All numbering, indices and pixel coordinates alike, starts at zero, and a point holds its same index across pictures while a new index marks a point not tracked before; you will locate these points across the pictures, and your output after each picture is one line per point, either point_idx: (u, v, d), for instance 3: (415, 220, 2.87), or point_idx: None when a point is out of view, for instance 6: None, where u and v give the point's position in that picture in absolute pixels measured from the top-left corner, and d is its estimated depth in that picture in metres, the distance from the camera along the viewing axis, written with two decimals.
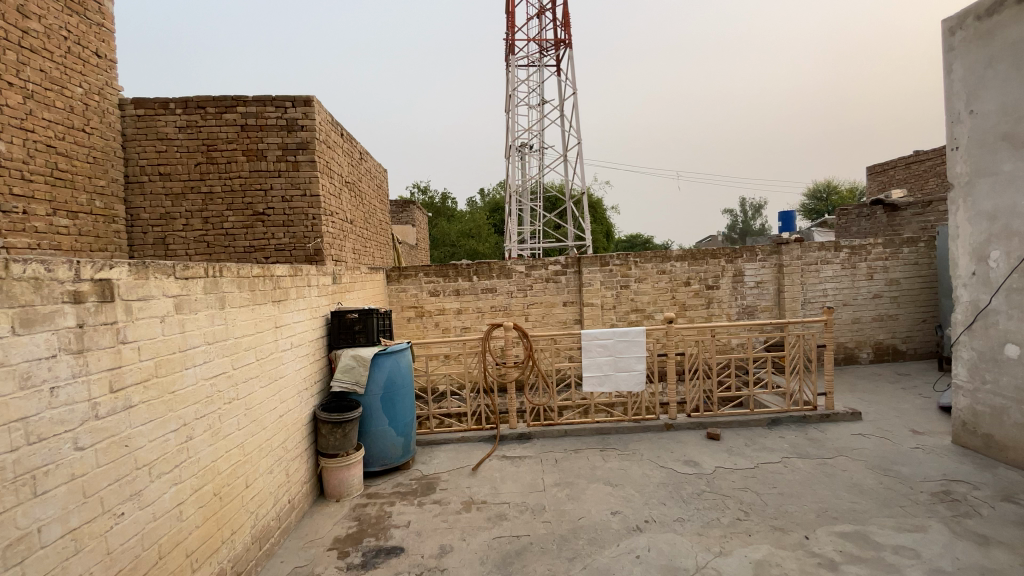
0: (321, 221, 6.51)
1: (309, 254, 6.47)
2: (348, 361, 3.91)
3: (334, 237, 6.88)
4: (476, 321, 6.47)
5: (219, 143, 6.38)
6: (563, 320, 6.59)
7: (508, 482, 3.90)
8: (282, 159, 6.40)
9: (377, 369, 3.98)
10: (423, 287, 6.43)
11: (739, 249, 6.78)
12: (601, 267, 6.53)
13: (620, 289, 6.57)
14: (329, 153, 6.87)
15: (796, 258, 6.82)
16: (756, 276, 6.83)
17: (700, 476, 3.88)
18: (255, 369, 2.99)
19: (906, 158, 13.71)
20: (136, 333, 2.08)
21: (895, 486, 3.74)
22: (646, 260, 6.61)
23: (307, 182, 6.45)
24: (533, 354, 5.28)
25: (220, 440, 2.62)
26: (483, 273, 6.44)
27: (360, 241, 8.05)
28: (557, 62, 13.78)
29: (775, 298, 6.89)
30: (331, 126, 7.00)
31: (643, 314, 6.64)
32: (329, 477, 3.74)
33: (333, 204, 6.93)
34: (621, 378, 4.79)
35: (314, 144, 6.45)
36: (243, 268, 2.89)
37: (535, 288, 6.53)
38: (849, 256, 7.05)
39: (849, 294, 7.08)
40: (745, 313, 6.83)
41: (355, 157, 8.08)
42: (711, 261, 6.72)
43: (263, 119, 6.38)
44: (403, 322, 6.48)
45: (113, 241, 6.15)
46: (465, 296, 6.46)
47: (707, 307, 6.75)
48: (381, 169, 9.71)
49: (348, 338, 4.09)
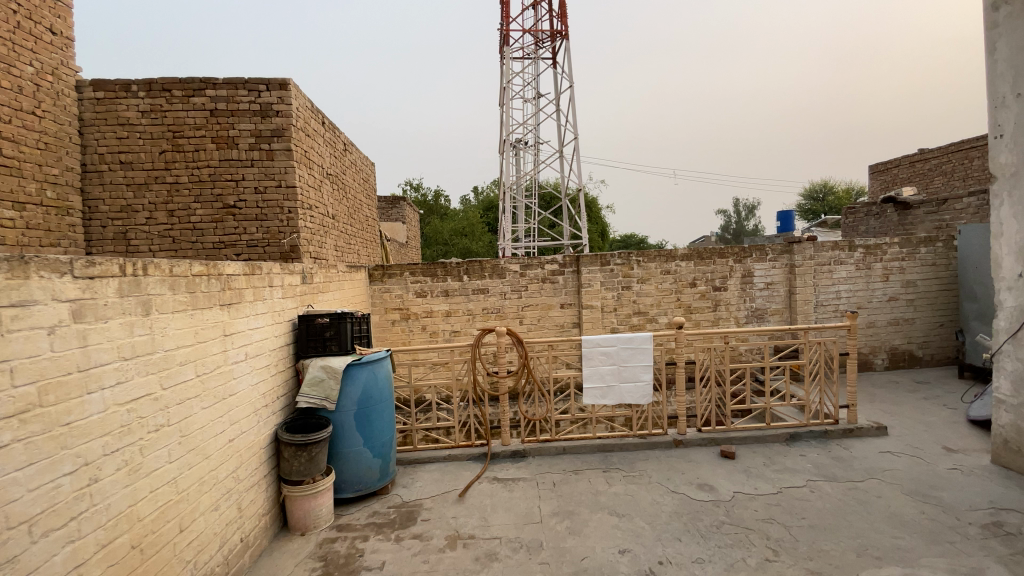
0: (297, 215, 5.97)
1: (284, 251, 5.93)
2: (316, 373, 3.42)
3: (314, 233, 6.35)
4: (466, 324, 5.98)
5: (186, 130, 5.85)
6: (560, 323, 6.11)
7: (499, 510, 3.42)
8: (255, 147, 5.87)
9: (352, 382, 3.50)
10: (409, 287, 5.92)
11: (748, 248, 6.33)
12: (602, 267, 6.06)
13: (622, 291, 6.10)
14: (308, 142, 6.35)
15: (809, 258, 6.38)
16: (766, 278, 6.39)
17: (718, 504, 3.41)
18: (194, 388, 2.49)
19: (910, 157, 13.37)
20: (7, 350, 1.57)
21: (940, 516, 3.30)
22: (649, 259, 6.14)
23: (283, 173, 5.91)
24: (528, 362, 4.78)
25: (141, 479, 2.12)
26: (474, 273, 5.95)
27: (342, 238, 7.53)
28: (554, 54, 13.28)
29: (786, 301, 6.45)
30: (311, 113, 6.48)
31: (646, 317, 6.18)
32: (293, 507, 3.25)
33: (312, 197, 6.40)
34: (626, 390, 4.31)
35: (291, 131, 5.93)
36: (180, 265, 2.39)
37: (530, 289, 6.04)
38: (864, 256, 6.63)
39: (864, 297, 6.65)
40: (754, 317, 6.38)
41: (338, 148, 7.57)
42: (718, 260, 6.26)
43: (234, 103, 5.85)
44: (386, 325, 5.95)
45: (67, 235, 5.59)
46: (455, 298, 5.96)
47: (714, 310, 6.29)
48: (366, 161, 9.20)
49: (317, 347, 3.59)
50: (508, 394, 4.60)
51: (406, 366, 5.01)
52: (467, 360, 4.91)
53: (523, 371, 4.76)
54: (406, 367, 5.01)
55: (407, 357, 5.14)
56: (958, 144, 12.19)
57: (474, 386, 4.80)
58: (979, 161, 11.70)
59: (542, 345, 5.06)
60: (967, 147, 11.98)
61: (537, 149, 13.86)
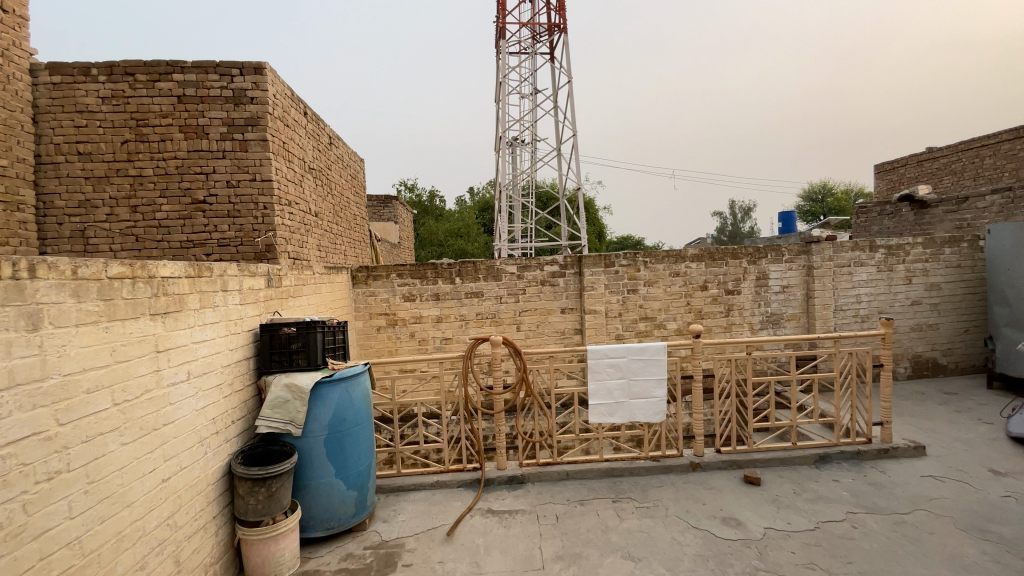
0: (273, 211, 5.44)
1: (258, 250, 5.40)
2: (280, 392, 2.94)
3: (292, 231, 5.82)
4: (458, 330, 5.49)
5: (151, 117, 5.34)
6: (560, 329, 5.62)
7: (494, 553, 2.92)
8: (227, 137, 5.35)
9: (322, 403, 3.00)
10: (397, 291, 5.42)
11: (763, 249, 5.87)
12: (606, 268, 5.58)
13: (628, 294, 5.63)
14: (287, 132, 5.83)
15: (828, 259, 5.92)
16: (782, 280, 5.92)
17: (747, 545, 2.93)
18: (109, 419, 2.00)
19: (918, 155, 12.96)
20: None
21: (1007, 557, 2.83)
22: (657, 260, 5.67)
23: (257, 165, 5.38)
24: (527, 375, 4.20)
25: (24, 545, 1.62)
26: (467, 274, 5.46)
27: (326, 237, 7.02)
28: (551, 49, 12.79)
29: (803, 305, 5.99)
30: (290, 101, 5.97)
31: (654, 323, 5.70)
32: (249, 553, 2.74)
33: (291, 192, 5.88)
34: (637, 407, 3.83)
35: (266, 119, 5.40)
36: (88, 266, 1.90)
37: (528, 292, 5.55)
38: (886, 257, 6.18)
39: (885, 301, 6.20)
40: (770, 322, 5.92)
41: (322, 141, 7.06)
42: (731, 261, 5.79)
43: (204, 89, 5.34)
44: (371, 332, 5.44)
45: (17, 234, 5.06)
46: (446, 302, 5.47)
47: (727, 315, 5.82)
48: (354, 156, 8.69)
49: (282, 362, 3.09)
50: (504, 411, 4.08)
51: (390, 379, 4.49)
52: (459, 371, 4.33)
53: (521, 384, 4.21)
54: (390, 379, 4.49)
55: (392, 368, 4.64)
56: (968, 142, 11.78)
57: (466, 400, 4.24)
58: (991, 159, 11.30)
59: (542, 354, 4.57)
60: (978, 145, 11.57)
61: (534, 146, 13.36)
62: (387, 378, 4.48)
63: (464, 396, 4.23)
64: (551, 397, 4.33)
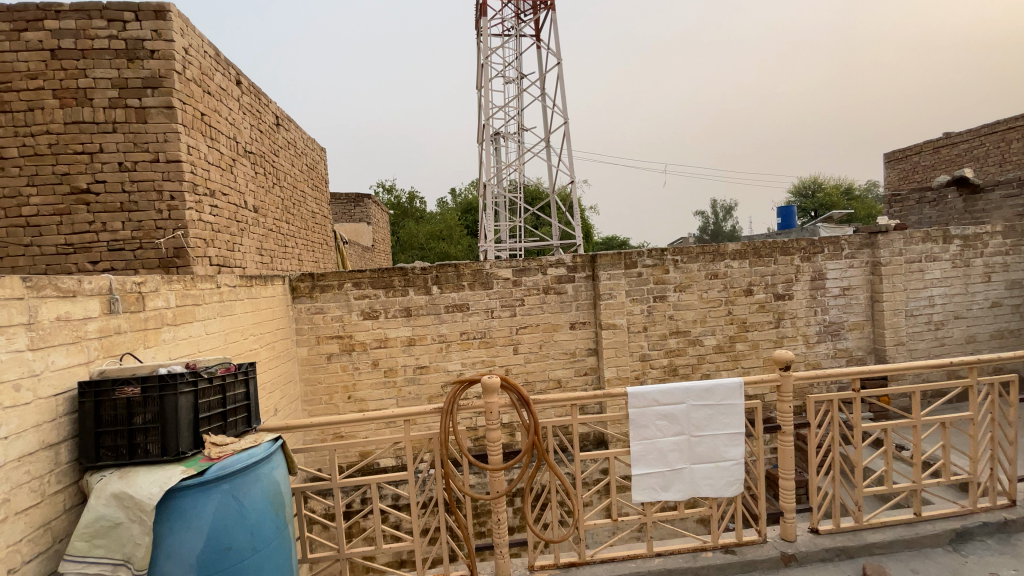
0: (181, 201, 4.04)
1: (163, 256, 4.02)
2: (103, 511, 1.63)
3: (216, 229, 4.44)
4: (437, 356, 4.18)
5: (15, 79, 3.89)
6: (570, 350, 4.34)
7: None
8: (119, 104, 3.97)
9: (187, 525, 1.67)
10: (353, 306, 4.07)
11: (819, 241, 4.66)
12: (626, 269, 4.32)
13: (654, 303, 4.39)
14: (207, 101, 4.46)
15: (897, 253, 4.78)
16: (842, 281, 4.73)
17: None
18: None
19: (934, 142, 12.01)
20: None
21: None
22: (690, 258, 4.43)
23: (160, 141, 4.00)
24: (541, 440, 2.48)
25: None
26: (447, 282, 4.16)
27: (269, 238, 5.64)
28: (538, 29, 11.52)
29: (867, 311, 4.82)
30: (213, 64, 4.61)
31: (687, 338, 4.46)
32: None
33: (216, 178, 4.49)
34: (702, 476, 2.57)
35: (172, 79, 4.02)
36: None
37: (527, 303, 4.27)
38: (962, 249, 5.06)
39: (962, 303, 5.09)
40: (828, 333, 4.73)
41: (263, 120, 5.69)
42: (781, 258, 4.58)
43: (87, 41, 3.94)
44: (319, 362, 4.07)
45: None
46: (420, 319, 4.15)
47: (778, 327, 4.61)
48: (309, 143, 7.31)
49: (120, 451, 1.77)
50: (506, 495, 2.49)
51: (353, 448, 2.57)
52: (432, 434, 2.62)
53: (532, 449, 2.52)
54: (357, 448, 2.58)
55: (372, 438, 2.57)
56: (991, 126, 10.84)
57: (446, 466, 2.50)
58: (1018, 143, 10.35)
59: (591, 399, 2.55)
60: (1003, 128, 10.64)
61: (520, 137, 12.10)
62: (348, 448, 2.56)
63: (443, 459, 2.54)
64: (586, 460, 2.68)
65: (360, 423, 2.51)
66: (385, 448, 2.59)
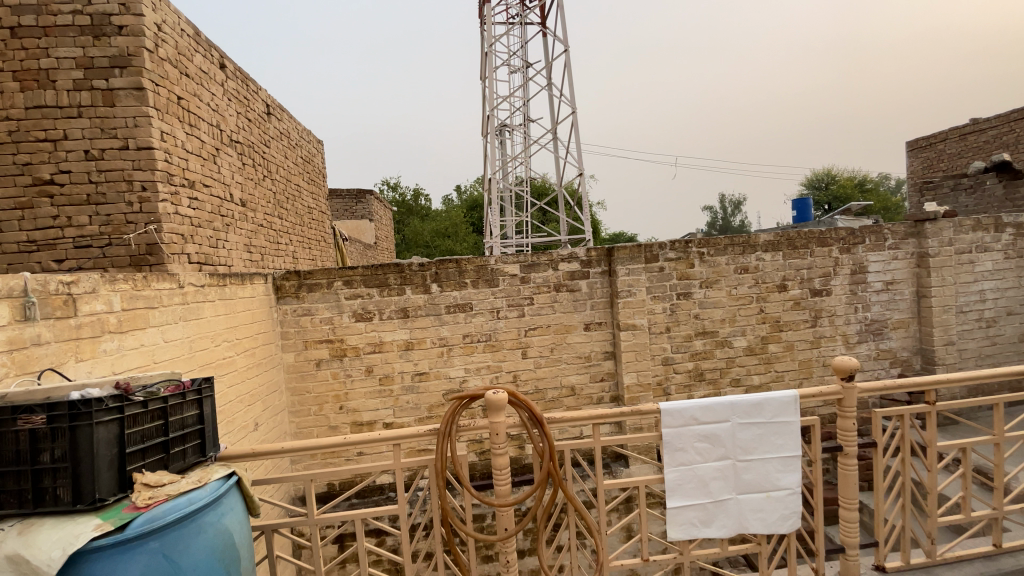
0: (154, 192, 3.66)
1: (135, 253, 3.64)
2: None
3: (196, 223, 4.06)
4: (438, 361, 3.78)
5: None
6: (585, 354, 3.92)
7: None
8: (85, 86, 3.58)
9: None
10: (344, 307, 3.68)
11: (859, 231, 4.20)
12: (647, 264, 3.89)
13: (678, 301, 3.96)
14: (184, 83, 4.07)
15: (946, 244, 4.32)
16: (885, 275, 4.28)
17: None
18: None
19: (959, 128, 11.42)
20: None
21: None
22: (717, 250, 3.99)
23: (129, 126, 3.62)
24: (558, 467, 2.07)
25: None
26: (448, 279, 3.76)
27: (259, 234, 5.27)
28: (544, 16, 11.06)
29: (912, 308, 4.37)
30: (192, 44, 4.23)
31: (714, 340, 4.03)
32: None
33: (195, 168, 4.12)
34: (750, 509, 2.15)
35: (143, 58, 3.63)
36: None
37: (537, 302, 3.86)
38: (1016, 239, 4.58)
39: (1015, 298, 4.62)
40: (870, 333, 4.28)
41: (251, 108, 5.31)
42: (818, 250, 4.13)
43: (48, 15, 3.54)
44: (308, 369, 3.68)
45: None
46: (418, 321, 3.75)
47: (815, 326, 4.16)
48: (305, 135, 6.92)
49: (24, 497, 1.38)
50: (516, 534, 2.08)
51: (333, 476, 2.15)
52: (428, 460, 2.22)
53: (547, 479, 2.11)
54: (339, 476, 2.15)
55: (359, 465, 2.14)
56: None
57: (443, 500, 2.09)
58: None
59: (615, 417, 2.12)
60: None
61: (526, 128, 11.65)
62: (330, 475, 2.14)
63: (439, 490, 2.12)
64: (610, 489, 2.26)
65: (341, 448, 2.08)
66: (372, 475, 2.17)
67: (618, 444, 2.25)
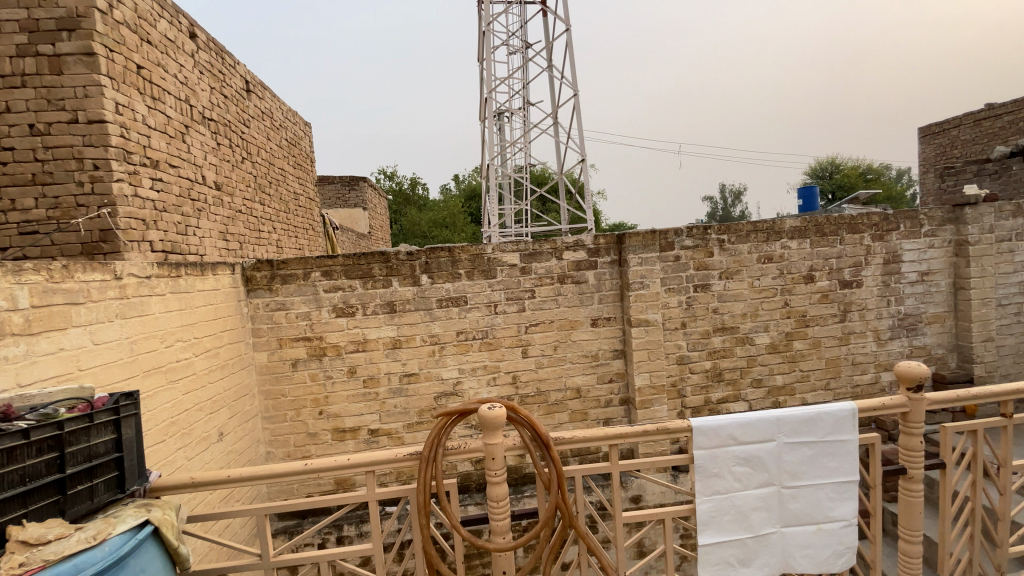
0: (108, 172, 3.25)
1: (86, 240, 3.24)
2: None
3: (160, 207, 3.66)
4: (429, 361, 3.41)
5: None
6: (591, 352, 3.55)
7: None
8: (28, 51, 3.14)
9: None
10: (323, 301, 3.30)
11: (894, 216, 3.81)
12: (661, 253, 3.51)
13: (694, 294, 3.59)
14: (144, 51, 3.63)
15: (988, 231, 3.93)
16: (920, 265, 3.90)
17: None
18: None
19: (975, 114, 10.97)
20: None
21: None
22: (738, 237, 3.60)
23: (79, 97, 3.19)
24: (568, 498, 1.70)
25: None
26: (440, 270, 3.37)
27: (237, 220, 4.88)
28: None
29: (949, 301, 4.00)
30: (155, 7, 3.79)
31: (734, 336, 3.66)
32: None
33: (159, 146, 3.71)
34: (796, 545, 1.81)
35: (93, 18, 3.18)
36: None
37: (539, 295, 3.48)
38: None
39: None
40: (903, 328, 3.91)
41: (227, 83, 4.87)
42: (848, 237, 3.75)
43: None
44: (283, 370, 3.31)
45: None
46: (406, 316, 3.37)
47: (843, 321, 3.79)
48: (289, 115, 6.48)
49: None
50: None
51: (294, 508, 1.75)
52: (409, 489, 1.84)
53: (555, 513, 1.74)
54: (301, 508, 1.75)
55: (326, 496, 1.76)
56: None
57: (426, 540, 1.72)
58: None
59: (636, 438, 1.75)
60: None
61: (526, 112, 11.17)
62: (289, 507, 1.76)
63: (421, 527, 1.75)
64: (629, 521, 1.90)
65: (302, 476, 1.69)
66: (342, 507, 1.79)
67: (638, 468, 1.88)
